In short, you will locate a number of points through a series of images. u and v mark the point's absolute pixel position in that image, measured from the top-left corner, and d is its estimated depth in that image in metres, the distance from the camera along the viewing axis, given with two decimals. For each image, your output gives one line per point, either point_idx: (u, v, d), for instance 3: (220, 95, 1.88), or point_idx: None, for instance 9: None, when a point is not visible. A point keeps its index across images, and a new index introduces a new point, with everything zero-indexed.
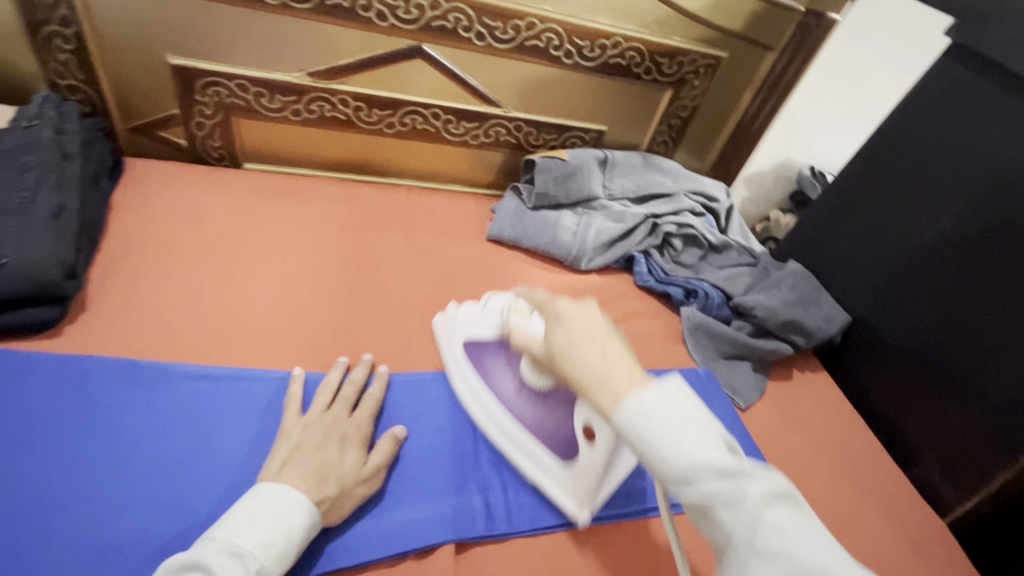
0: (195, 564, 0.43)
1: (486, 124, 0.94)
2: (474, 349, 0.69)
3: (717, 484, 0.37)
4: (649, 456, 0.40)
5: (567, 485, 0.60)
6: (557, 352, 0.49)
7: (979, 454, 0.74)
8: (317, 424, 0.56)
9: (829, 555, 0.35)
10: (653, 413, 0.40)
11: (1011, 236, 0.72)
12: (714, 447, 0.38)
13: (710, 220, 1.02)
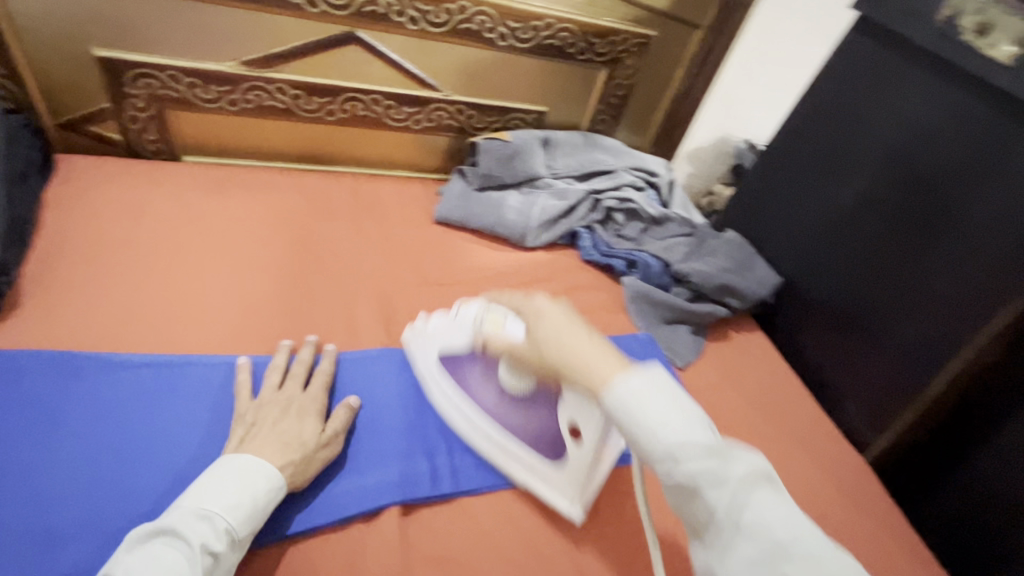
0: (164, 529, 0.44)
1: (428, 108, 0.95)
2: (450, 362, 0.66)
3: (705, 463, 0.38)
4: (633, 430, 0.41)
5: (558, 483, 0.59)
6: (542, 343, 0.50)
7: (892, 404, 0.74)
8: (270, 402, 0.58)
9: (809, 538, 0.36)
10: (639, 389, 0.41)
11: (919, 190, 0.72)
12: (700, 427, 0.40)
13: (652, 195, 1.04)
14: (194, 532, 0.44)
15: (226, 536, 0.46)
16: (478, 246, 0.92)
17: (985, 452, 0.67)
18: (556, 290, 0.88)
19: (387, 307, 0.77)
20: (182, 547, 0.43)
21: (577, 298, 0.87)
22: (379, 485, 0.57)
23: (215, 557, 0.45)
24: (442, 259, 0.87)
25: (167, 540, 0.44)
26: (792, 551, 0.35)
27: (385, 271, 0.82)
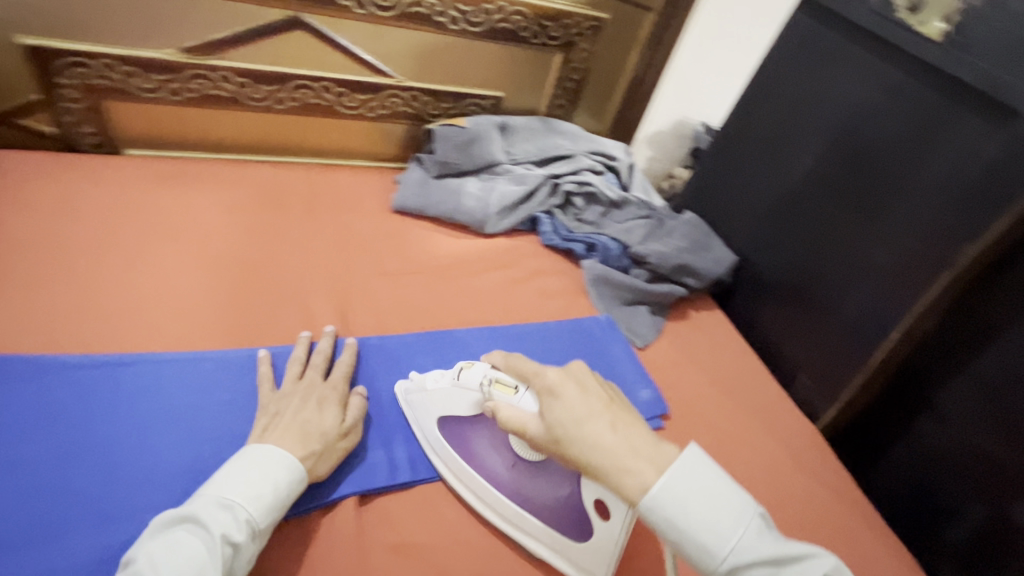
0: (187, 517, 0.45)
1: (381, 95, 0.93)
2: (454, 431, 0.60)
3: (765, 572, 0.40)
4: (689, 544, 0.42)
5: (586, 563, 0.54)
6: (565, 436, 0.48)
7: (842, 370, 0.77)
8: (290, 393, 0.58)
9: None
10: (686, 496, 0.43)
11: (861, 166, 0.74)
12: (751, 529, 0.42)
13: (611, 178, 1.05)
14: (216, 521, 0.45)
15: (247, 525, 0.46)
16: (438, 234, 0.91)
17: (924, 418, 0.69)
18: (517, 276, 0.88)
19: (343, 298, 0.76)
20: (203, 536, 0.44)
21: (538, 283, 0.88)
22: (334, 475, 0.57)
23: (235, 546, 0.45)
24: (400, 249, 0.86)
25: (191, 528, 0.44)
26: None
27: (341, 261, 0.80)
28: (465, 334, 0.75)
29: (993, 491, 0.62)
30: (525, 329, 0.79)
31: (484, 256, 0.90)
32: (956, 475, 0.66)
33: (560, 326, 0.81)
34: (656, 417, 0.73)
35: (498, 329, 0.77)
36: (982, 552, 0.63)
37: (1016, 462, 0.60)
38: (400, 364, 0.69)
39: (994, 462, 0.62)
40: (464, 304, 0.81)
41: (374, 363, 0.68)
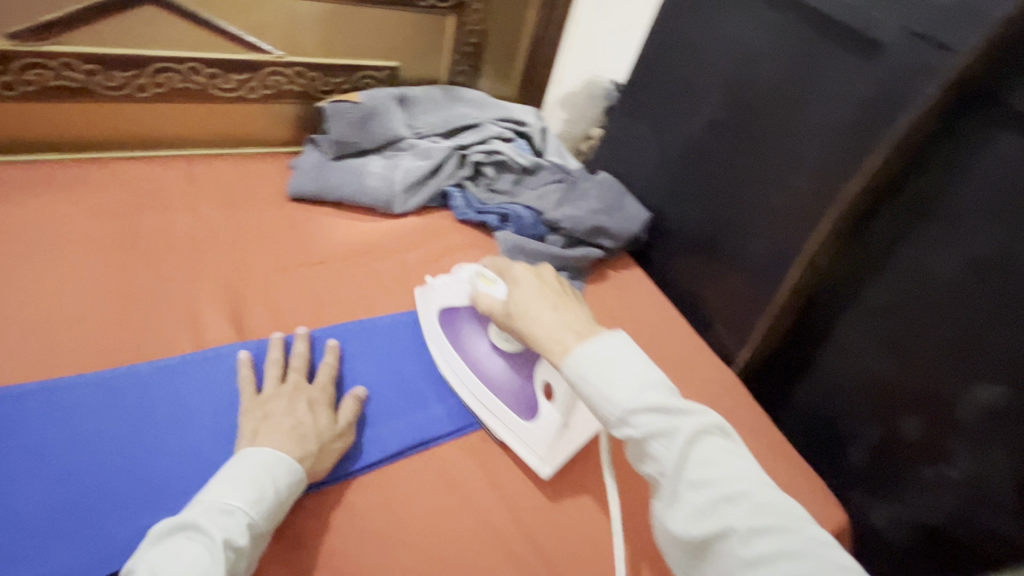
0: (188, 524, 0.44)
1: (260, 74, 0.86)
2: (447, 317, 0.70)
3: (657, 420, 0.44)
4: (594, 396, 0.47)
5: (529, 440, 0.63)
6: (514, 312, 0.58)
7: (749, 312, 0.79)
8: (276, 395, 0.57)
9: (753, 486, 0.42)
10: (598, 355, 0.48)
11: (751, 112, 0.75)
12: (652, 386, 0.46)
13: (522, 145, 1.01)
14: (218, 526, 0.44)
15: (249, 531, 0.46)
16: (341, 219, 0.86)
17: (824, 351, 0.73)
18: (428, 255, 0.85)
19: (236, 299, 0.70)
20: (207, 540, 0.43)
21: (452, 261, 0.85)
22: None
23: (237, 552, 0.45)
24: (299, 239, 0.80)
25: (194, 533, 0.44)
26: (733, 496, 0.41)
27: (232, 259, 0.74)
28: (375, 322, 0.72)
29: (886, 412, 0.66)
30: None
31: (393, 238, 0.86)
32: (855, 402, 0.70)
33: None
34: None
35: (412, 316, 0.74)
36: (878, 469, 0.68)
37: (903, 383, 0.64)
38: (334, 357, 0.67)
39: (885, 385, 0.66)
40: (372, 291, 0.77)
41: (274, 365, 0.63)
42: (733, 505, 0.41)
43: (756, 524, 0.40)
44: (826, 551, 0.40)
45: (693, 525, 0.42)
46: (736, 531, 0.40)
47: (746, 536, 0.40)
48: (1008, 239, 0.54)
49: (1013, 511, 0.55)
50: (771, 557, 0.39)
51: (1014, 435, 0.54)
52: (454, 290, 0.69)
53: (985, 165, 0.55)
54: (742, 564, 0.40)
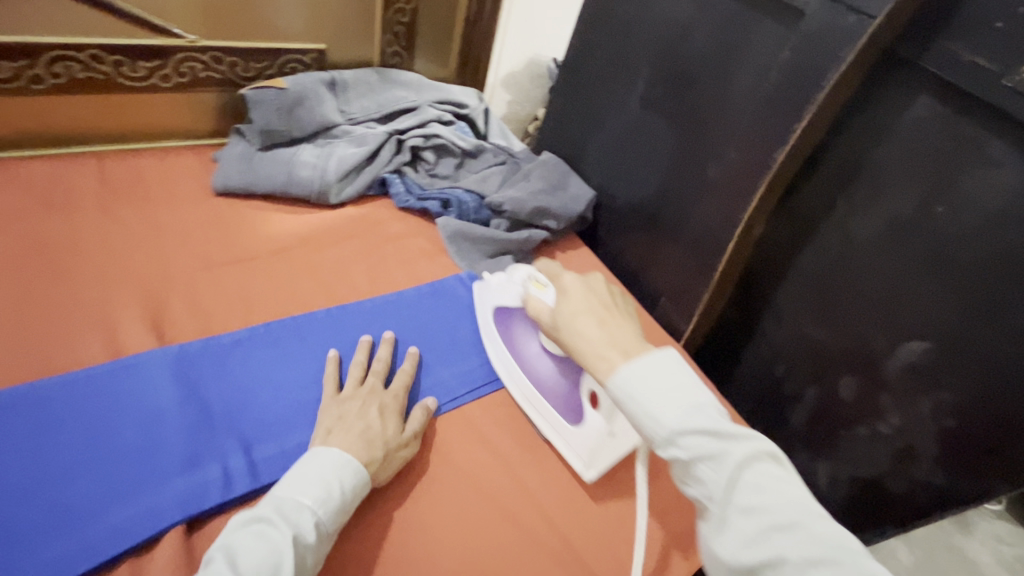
0: (262, 517, 0.45)
1: (172, 61, 0.81)
2: (502, 318, 0.70)
3: (706, 443, 0.41)
4: (639, 415, 0.45)
5: (574, 443, 0.62)
6: (562, 325, 0.56)
7: (694, 285, 0.79)
8: (352, 396, 0.58)
9: (807, 515, 0.39)
10: (644, 372, 0.45)
11: (687, 84, 0.74)
12: (704, 408, 0.43)
13: (463, 127, 0.99)
14: (288, 521, 0.45)
15: (316, 529, 0.46)
16: (272, 213, 0.82)
17: (767, 317, 0.74)
18: (368, 245, 0.82)
19: (156, 303, 0.66)
20: (278, 533, 0.44)
21: (393, 250, 0.82)
22: (158, 504, 0.49)
23: (304, 548, 0.45)
24: (226, 236, 0.76)
25: (270, 526, 0.44)
26: (784, 524, 0.38)
27: (151, 262, 0.70)
28: (311, 317, 0.68)
29: (823, 373, 0.68)
30: (382, 300, 0.73)
31: (329, 230, 0.82)
32: (795, 365, 0.72)
33: (420, 291, 0.76)
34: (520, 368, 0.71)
35: (349, 308, 0.71)
36: (817, 428, 0.70)
37: (838, 345, 0.66)
38: (263, 355, 0.63)
39: (821, 347, 0.68)
40: (306, 285, 0.73)
41: (198, 369, 0.60)
42: (784, 534, 0.38)
43: (809, 554, 0.37)
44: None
45: (743, 551, 0.39)
46: (787, 560, 0.38)
47: (798, 565, 0.37)
48: (925, 198, 0.56)
49: (935, 459, 0.58)
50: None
51: (935, 387, 0.57)
52: (508, 293, 0.69)
53: (902, 126, 0.56)
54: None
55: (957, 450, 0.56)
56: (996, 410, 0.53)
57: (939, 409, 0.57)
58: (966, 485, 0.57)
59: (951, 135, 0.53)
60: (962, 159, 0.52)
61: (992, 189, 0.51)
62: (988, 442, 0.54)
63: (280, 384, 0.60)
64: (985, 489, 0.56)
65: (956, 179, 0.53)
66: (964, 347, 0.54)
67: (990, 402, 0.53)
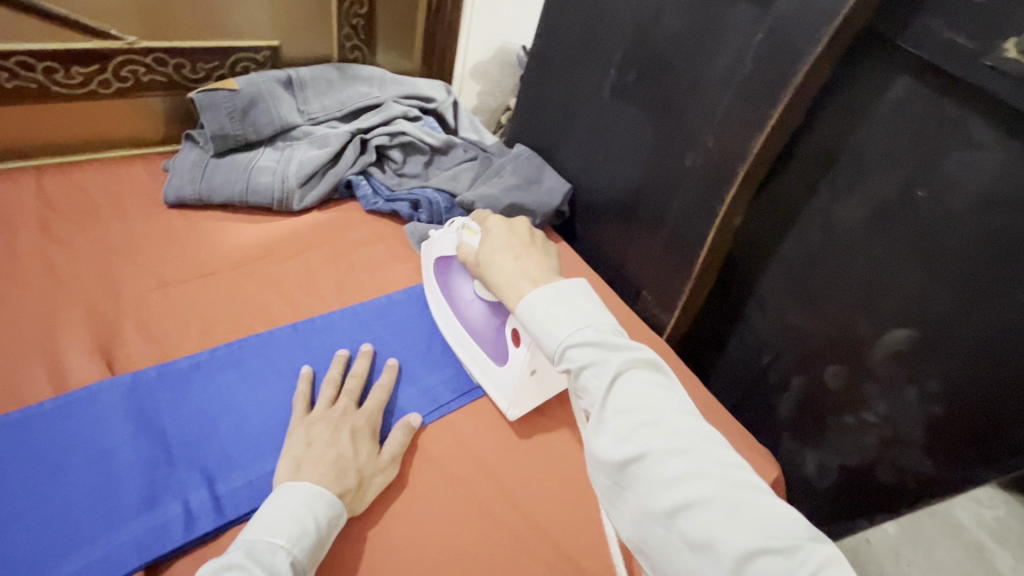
0: (233, 565, 0.42)
1: (112, 65, 0.76)
2: (442, 267, 0.69)
3: (590, 353, 0.44)
4: (541, 335, 0.48)
5: (497, 383, 0.62)
6: (483, 261, 0.57)
7: (673, 277, 0.77)
8: (322, 419, 0.55)
9: (676, 413, 0.41)
10: (545, 299, 0.48)
11: (658, 70, 0.71)
12: (593, 324, 0.46)
13: (431, 123, 0.95)
14: (262, 565, 0.42)
15: (293, 569, 0.44)
16: (230, 223, 0.78)
17: (751, 306, 0.73)
18: (334, 252, 0.78)
19: (105, 328, 0.62)
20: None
21: (361, 256, 0.79)
22: (112, 551, 0.45)
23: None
24: (180, 250, 0.72)
25: (243, 571, 0.41)
26: (654, 421, 0.40)
27: (99, 283, 0.66)
28: (276, 333, 0.65)
29: (808, 362, 0.67)
30: (352, 310, 0.70)
31: (292, 238, 0.78)
32: (780, 354, 0.70)
33: (391, 298, 0.73)
34: None
35: (319, 321, 0.67)
36: (804, 417, 0.69)
37: (822, 334, 0.65)
38: (226, 378, 0.59)
39: (806, 335, 0.67)
40: (270, 299, 0.70)
41: (156, 397, 0.56)
42: (652, 430, 0.40)
43: (671, 446, 0.39)
44: (739, 472, 0.39)
45: (614, 449, 0.41)
46: (650, 454, 0.39)
47: (660, 457, 0.39)
48: (907, 181, 0.54)
49: (924, 448, 0.57)
50: (682, 476, 0.38)
51: (921, 375, 0.56)
52: (443, 240, 0.67)
53: (883, 108, 0.54)
54: (654, 484, 0.39)
55: (943, 439, 0.55)
56: (982, 398, 0.51)
57: (927, 397, 0.55)
58: (958, 471, 0.55)
59: (931, 115, 0.51)
60: (946, 141, 0.50)
61: (978, 172, 0.49)
62: (978, 430, 0.52)
63: (245, 409, 0.57)
64: (973, 477, 0.54)
65: (940, 161, 0.51)
66: (949, 334, 0.53)
67: (976, 391, 0.52)
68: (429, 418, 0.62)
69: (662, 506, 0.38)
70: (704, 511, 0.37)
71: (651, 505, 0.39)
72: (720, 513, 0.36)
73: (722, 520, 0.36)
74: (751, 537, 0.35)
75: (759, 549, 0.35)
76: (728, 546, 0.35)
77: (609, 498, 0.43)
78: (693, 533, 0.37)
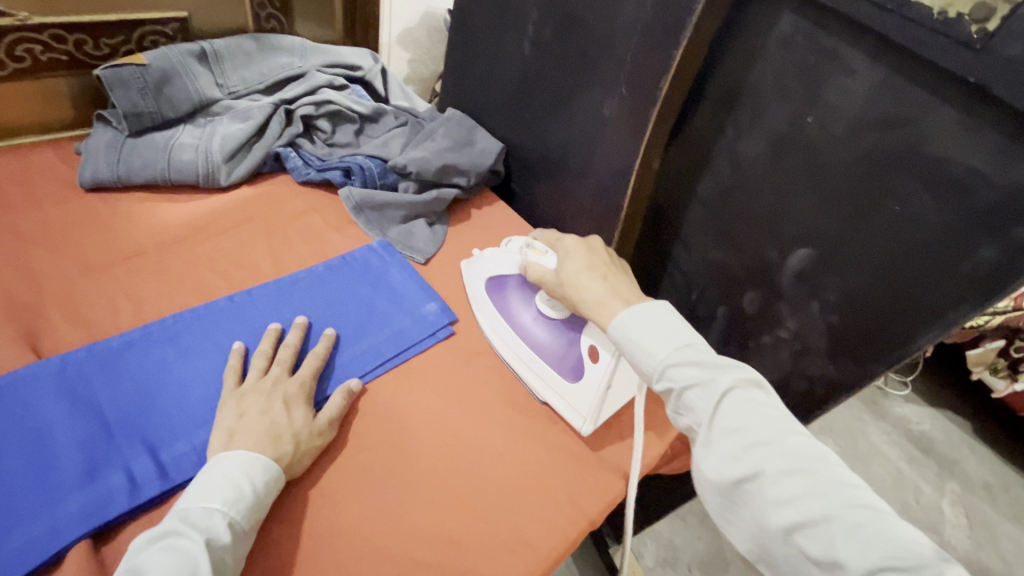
0: (169, 532, 0.43)
1: (3, 44, 0.72)
2: (495, 286, 0.72)
3: (693, 372, 0.48)
4: (639, 356, 0.52)
5: (573, 401, 0.63)
6: (566, 281, 0.61)
7: (603, 226, 0.80)
8: (253, 390, 0.55)
9: (785, 433, 0.45)
10: (641, 322, 0.53)
11: (572, 24, 0.73)
12: (693, 346, 0.50)
13: (358, 91, 0.94)
14: (199, 528, 0.44)
15: (231, 530, 0.45)
16: (154, 204, 0.77)
17: (677, 246, 0.77)
18: (265, 225, 0.78)
19: (27, 316, 0.61)
20: (189, 541, 0.42)
21: (294, 228, 0.79)
22: (55, 525, 0.46)
23: (221, 550, 0.44)
24: (102, 235, 0.71)
25: (179, 537, 0.43)
26: (764, 442, 0.44)
27: (17, 273, 0.64)
28: (210, 306, 0.65)
29: (728, 291, 0.72)
30: (289, 279, 0.70)
31: (220, 215, 0.77)
32: (705, 288, 0.75)
33: (328, 266, 0.74)
34: (445, 326, 0.71)
35: (252, 293, 0.67)
36: (729, 343, 0.74)
37: (738, 263, 0.69)
38: (163, 352, 0.59)
39: (723, 267, 0.72)
40: (201, 275, 0.69)
41: (88, 376, 0.56)
42: (764, 450, 0.44)
43: (785, 465, 0.43)
44: (858, 492, 0.42)
45: (726, 468, 0.45)
46: (765, 473, 0.43)
47: (774, 477, 0.43)
48: (798, 111, 0.58)
49: (827, 354, 0.63)
50: (800, 495, 0.42)
51: (820, 290, 0.61)
52: (504, 261, 0.72)
53: (772, 45, 0.58)
54: (770, 502, 0.43)
55: (843, 343, 0.61)
56: (872, 304, 0.57)
57: (827, 308, 0.61)
58: (853, 370, 0.61)
59: (813, 49, 0.55)
60: (826, 71, 0.55)
61: (853, 97, 0.53)
62: (867, 330, 0.58)
63: (185, 380, 0.57)
64: (867, 375, 0.60)
65: (821, 91, 0.55)
66: (844, 249, 0.58)
67: (868, 299, 0.57)
68: (369, 375, 0.64)
69: (780, 524, 0.42)
70: (827, 531, 0.40)
71: (768, 523, 0.43)
72: (842, 531, 0.39)
73: (845, 538, 0.39)
74: (874, 554, 0.38)
75: (881, 566, 0.38)
76: (851, 564, 0.38)
77: (722, 515, 0.47)
78: (815, 551, 0.40)
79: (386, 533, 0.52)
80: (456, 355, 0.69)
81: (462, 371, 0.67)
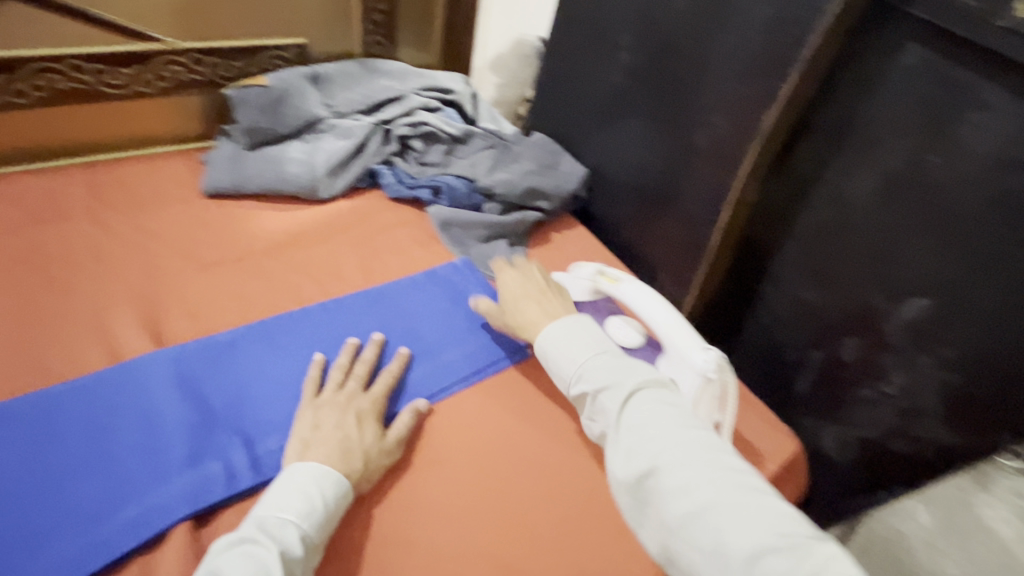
0: (247, 537, 0.46)
1: (153, 65, 0.83)
2: None
3: (602, 377, 0.52)
4: (557, 364, 0.57)
5: None
6: (507, 310, 0.65)
7: (687, 257, 0.77)
8: (329, 403, 0.57)
9: (685, 428, 0.47)
10: (561, 333, 0.58)
11: (667, 52, 0.72)
12: (604, 353, 0.55)
13: (450, 113, 0.96)
14: (274, 538, 0.46)
15: (303, 542, 0.47)
16: (261, 212, 0.83)
17: (765, 284, 0.72)
18: (356, 237, 0.82)
19: (150, 306, 0.67)
20: (266, 551, 0.44)
21: (382, 241, 0.82)
22: (163, 502, 0.50)
23: (292, 562, 0.46)
24: (215, 237, 0.78)
25: (255, 544, 0.45)
26: (662, 438, 0.46)
27: (144, 267, 0.71)
28: (305, 311, 0.69)
29: (824, 336, 0.67)
30: (376, 290, 0.73)
31: (316, 224, 0.82)
32: (796, 333, 0.70)
33: (414, 280, 0.76)
34: (524, 348, 0.71)
35: (343, 303, 0.71)
36: (823, 392, 0.69)
37: (836, 306, 0.64)
38: (258, 350, 0.64)
39: (818, 309, 0.67)
40: (297, 280, 0.74)
41: (197, 367, 0.61)
42: (661, 445, 0.46)
43: (680, 458, 0.45)
44: (744, 480, 0.44)
45: (628, 466, 0.47)
46: (661, 467, 0.45)
47: (668, 470, 0.45)
48: (918, 150, 0.54)
49: (941, 417, 0.58)
50: (693, 486, 0.43)
51: (935, 344, 0.56)
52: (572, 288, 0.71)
53: (893, 77, 0.54)
54: (666, 496, 0.44)
55: (959, 406, 0.57)
56: (997, 364, 0.53)
57: (944, 365, 0.56)
58: (977, 436, 0.56)
59: (941, 85, 0.51)
60: (956, 108, 0.51)
61: (988, 137, 0.49)
62: (994, 396, 0.54)
63: (277, 377, 0.61)
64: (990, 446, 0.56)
65: (950, 129, 0.51)
66: (970, 304, 0.53)
67: (994, 362, 0.53)
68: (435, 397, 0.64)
69: (676, 518, 0.43)
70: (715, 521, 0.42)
71: (666, 517, 0.44)
72: (726, 520, 0.42)
73: (730, 526, 0.41)
74: (757, 541, 0.40)
75: (762, 550, 0.40)
76: (736, 549, 0.40)
77: (634, 518, 0.47)
78: (704, 540, 0.42)
79: (456, 552, 0.53)
80: (530, 378, 0.68)
81: (536, 395, 0.67)
